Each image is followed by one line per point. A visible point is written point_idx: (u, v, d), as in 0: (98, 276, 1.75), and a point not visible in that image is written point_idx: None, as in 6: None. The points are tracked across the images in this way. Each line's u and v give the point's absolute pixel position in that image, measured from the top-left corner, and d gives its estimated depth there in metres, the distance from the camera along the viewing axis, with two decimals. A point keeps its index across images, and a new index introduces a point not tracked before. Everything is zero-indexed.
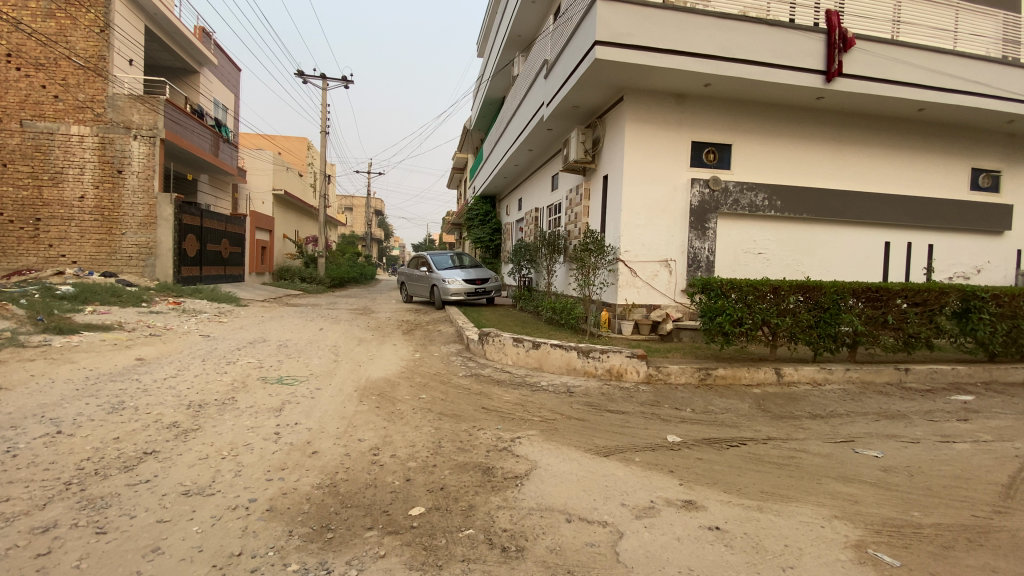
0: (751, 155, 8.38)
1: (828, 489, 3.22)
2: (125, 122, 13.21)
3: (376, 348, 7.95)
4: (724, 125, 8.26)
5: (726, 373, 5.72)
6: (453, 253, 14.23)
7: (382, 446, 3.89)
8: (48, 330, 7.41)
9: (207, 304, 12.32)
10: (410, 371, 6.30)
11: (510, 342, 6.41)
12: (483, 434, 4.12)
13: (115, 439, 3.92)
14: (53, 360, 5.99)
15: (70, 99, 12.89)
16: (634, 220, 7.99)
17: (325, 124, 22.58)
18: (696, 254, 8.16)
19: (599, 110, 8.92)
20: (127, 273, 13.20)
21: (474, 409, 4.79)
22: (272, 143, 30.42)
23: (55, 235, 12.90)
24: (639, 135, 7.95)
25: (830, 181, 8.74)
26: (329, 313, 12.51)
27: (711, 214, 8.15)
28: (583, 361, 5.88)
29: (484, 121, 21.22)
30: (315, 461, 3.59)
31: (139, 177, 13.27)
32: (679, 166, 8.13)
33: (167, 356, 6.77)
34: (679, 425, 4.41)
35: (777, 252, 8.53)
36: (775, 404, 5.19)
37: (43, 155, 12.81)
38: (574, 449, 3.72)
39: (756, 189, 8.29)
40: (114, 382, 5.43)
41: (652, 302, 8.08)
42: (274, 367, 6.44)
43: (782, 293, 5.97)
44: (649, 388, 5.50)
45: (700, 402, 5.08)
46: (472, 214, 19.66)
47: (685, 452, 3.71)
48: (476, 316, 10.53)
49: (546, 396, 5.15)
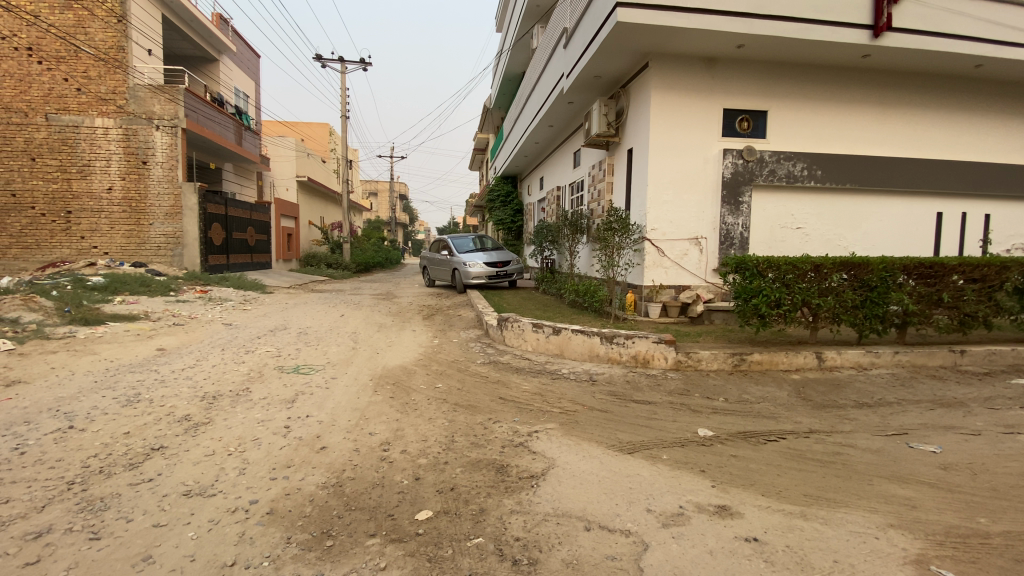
0: (789, 122, 7.78)
1: (881, 492, 2.85)
2: (147, 113, 13.31)
3: (395, 334, 7.83)
4: (759, 90, 7.67)
5: (762, 358, 5.34)
6: (474, 236, 13.98)
7: (393, 440, 3.70)
8: (75, 321, 7.53)
9: (232, 292, 12.45)
10: (428, 359, 6.12)
11: (530, 327, 6.15)
12: (499, 427, 3.89)
13: (125, 434, 3.86)
14: (76, 352, 6.05)
15: (92, 92, 13.03)
16: (661, 195, 7.54)
17: (344, 108, 22.45)
18: (729, 231, 7.67)
19: (622, 80, 8.42)
20: (156, 263, 13.46)
21: (491, 399, 4.57)
22: (294, 130, 30.60)
23: (86, 227, 13.20)
24: (666, 104, 7.45)
25: (875, 148, 8.07)
26: (352, 299, 12.49)
27: (744, 186, 7.62)
28: (607, 348, 5.57)
29: (503, 99, 20.69)
30: (322, 458, 3.42)
31: (163, 168, 13.44)
32: (709, 136, 7.61)
33: (188, 345, 6.79)
34: (711, 417, 4.09)
35: (817, 227, 7.97)
36: (816, 391, 4.80)
37: (70, 148, 13.03)
38: (596, 446, 3.45)
39: (794, 158, 7.71)
40: (132, 373, 5.43)
41: (681, 283, 7.67)
42: (291, 356, 6.35)
43: (825, 271, 5.50)
44: (678, 375, 5.17)
45: (734, 391, 4.74)
46: (494, 195, 19.32)
47: (718, 449, 3.41)
48: (498, 300, 10.30)
49: (568, 385, 4.89)
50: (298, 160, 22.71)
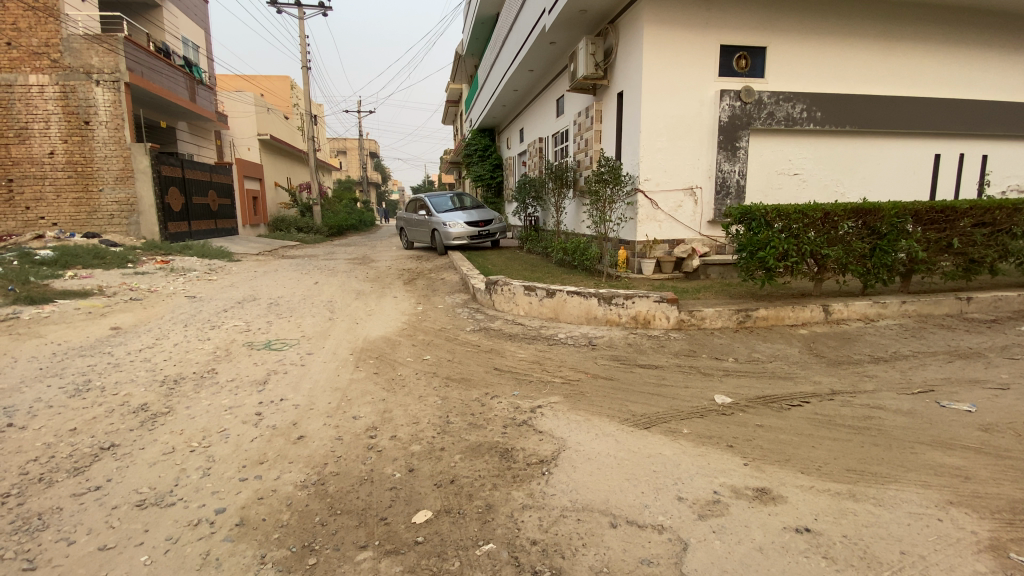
0: (789, 60, 7.25)
1: (926, 462, 2.60)
2: (84, 67, 11.92)
3: (375, 301, 7.33)
4: (758, 24, 7.08)
5: (768, 314, 5.03)
6: (452, 194, 13.29)
7: (380, 424, 3.28)
8: (17, 300, 6.78)
9: (197, 262, 11.64)
10: (412, 328, 5.68)
11: (521, 291, 5.73)
12: (497, 402, 3.50)
13: (70, 431, 3.35)
14: (18, 336, 5.40)
15: (23, 45, 11.63)
16: (655, 142, 7.03)
17: (305, 59, 20.86)
18: (725, 179, 7.23)
19: (611, 15, 7.71)
20: (111, 232, 12.45)
21: (485, 371, 4.18)
22: (253, 84, 28.58)
23: (30, 196, 12.05)
24: (660, 41, 6.83)
25: (876, 87, 7.63)
26: (327, 265, 11.83)
27: (742, 131, 7.15)
28: (605, 309, 5.19)
29: (476, 45, 19.42)
30: (299, 450, 3.00)
31: (109, 128, 12.20)
32: (706, 76, 7.05)
33: (146, 323, 6.18)
34: (725, 380, 3.78)
35: (814, 173, 7.59)
36: (828, 347, 4.55)
37: (5, 110, 11.78)
38: (607, 420, 3.09)
39: (793, 99, 7.24)
40: (82, 358, 4.84)
41: (675, 237, 7.28)
42: (262, 330, 5.82)
43: (835, 218, 5.12)
44: (682, 336, 4.84)
45: (743, 350, 4.45)
46: (471, 149, 18.41)
47: (741, 418, 3.10)
48: (481, 261, 9.80)
49: (567, 352, 4.53)
50: (258, 117, 21.20)
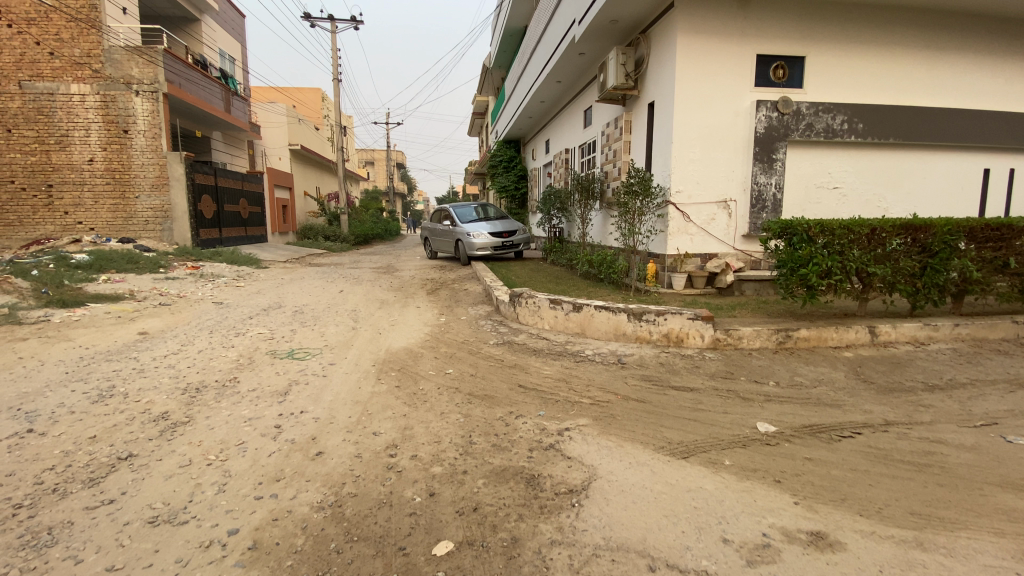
0: (828, 69, 6.98)
1: (1001, 507, 2.33)
2: (125, 77, 12.35)
3: (397, 311, 7.27)
4: (796, 32, 6.85)
5: (809, 335, 4.75)
6: (477, 205, 13.26)
7: (400, 442, 3.15)
8: (52, 303, 6.94)
9: (226, 268, 11.84)
10: (435, 339, 5.57)
11: (546, 304, 5.57)
12: (522, 423, 3.34)
13: (90, 439, 3.32)
14: (48, 339, 5.49)
15: (67, 56, 12.06)
16: (687, 153, 6.82)
17: (336, 71, 21.32)
18: (761, 192, 6.98)
19: (642, 25, 7.58)
20: (145, 238, 12.80)
21: (509, 388, 4.02)
22: (285, 95, 29.37)
23: (70, 202, 12.45)
24: (693, 50, 6.66)
25: (921, 97, 7.29)
26: (351, 273, 11.90)
27: (779, 142, 6.90)
28: (635, 326, 4.98)
29: (504, 57, 19.54)
30: (317, 467, 2.89)
31: (146, 137, 12.59)
32: (741, 86, 6.84)
33: (173, 328, 6.23)
34: (766, 406, 3.53)
35: (855, 186, 7.26)
36: (876, 372, 4.25)
37: (47, 118, 12.16)
38: (640, 447, 2.89)
39: (833, 110, 6.96)
40: (108, 363, 4.88)
41: (707, 251, 7.03)
42: (285, 338, 5.79)
43: (882, 234, 4.82)
44: (717, 356, 4.60)
45: (784, 372, 4.19)
46: (496, 160, 18.44)
47: (787, 450, 2.87)
48: (505, 272, 9.68)
49: (594, 370, 4.34)
50: (290, 128, 21.69)
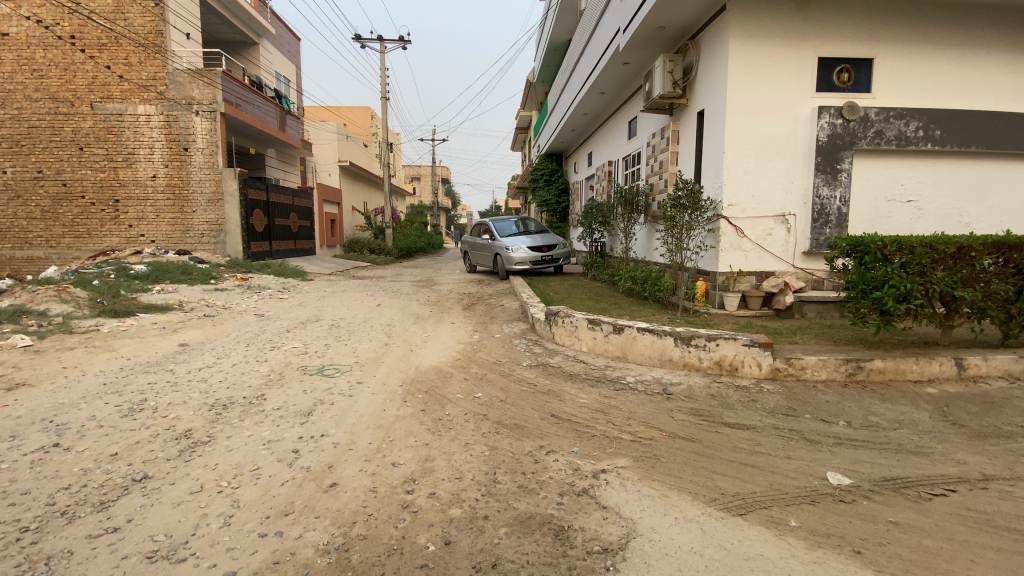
0: (900, 72, 6.36)
1: None
2: (186, 98, 13.05)
3: (432, 327, 7.11)
4: (863, 33, 6.29)
5: (885, 366, 4.18)
6: (517, 218, 13.08)
7: (419, 476, 2.89)
8: (104, 313, 7.21)
9: (273, 280, 12.14)
10: (467, 358, 5.34)
11: (584, 324, 5.25)
12: (553, 461, 3.01)
13: (110, 457, 3.25)
14: (94, 349, 5.64)
15: (134, 79, 12.87)
16: (740, 163, 6.36)
17: (384, 89, 21.92)
18: (823, 206, 6.40)
19: (691, 31, 7.21)
20: (200, 250, 13.37)
21: (541, 417, 3.70)
22: (337, 114, 30.56)
23: (133, 215, 13.18)
24: (747, 55, 6.23)
25: (1009, 101, 6.53)
26: (390, 286, 11.94)
27: (844, 151, 6.31)
28: (683, 351, 4.56)
29: (547, 71, 19.49)
30: (328, 502, 2.67)
31: (204, 154, 13.22)
32: (801, 91, 6.33)
33: (211, 340, 6.31)
34: (837, 453, 3.05)
35: (932, 199, 6.54)
36: (967, 412, 3.63)
37: (115, 137, 12.96)
38: (687, 498, 2.51)
39: (907, 116, 6.31)
40: (144, 375, 4.91)
41: (763, 269, 6.51)
42: (317, 354, 5.71)
43: (975, 252, 4.17)
44: (777, 388, 4.12)
45: (856, 411, 3.67)
46: (538, 174, 18.26)
47: (867, 510, 2.40)
48: (543, 287, 9.39)
49: (636, 400, 3.96)
50: (339, 144, 22.40)
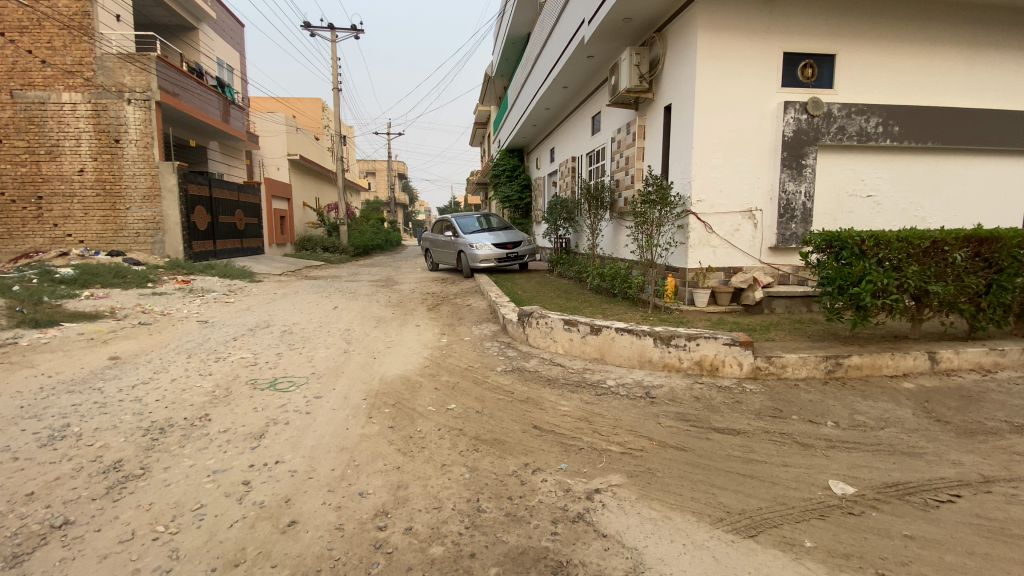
0: (861, 69, 6.46)
1: None
2: (117, 85, 11.91)
3: (396, 330, 6.71)
4: (825, 29, 6.34)
5: (862, 362, 4.16)
6: (479, 214, 12.74)
7: (392, 508, 2.57)
8: (22, 323, 6.37)
9: (219, 282, 11.28)
10: (436, 365, 4.99)
11: (560, 326, 5.01)
12: (541, 481, 2.74)
13: (21, 499, 2.73)
14: (8, 366, 4.92)
15: (58, 64, 11.64)
16: (709, 158, 6.29)
17: (336, 80, 20.99)
18: (790, 200, 6.43)
19: (657, 23, 7.09)
20: (135, 251, 12.28)
21: (522, 430, 3.42)
22: (286, 106, 29.15)
23: (59, 213, 11.95)
24: (715, 49, 6.16)
25: (959, 100, 6.76)
26: (347, 287, 11.34)
27: (809, 147, 6.36)
28: (663, 352, 4.40)
29: (506, 65, 19.20)
30: (287, 546, 2.30)
31: (137, 146, 12.12)
32: (767, 86, 6.32)
33: (149, 351, 5.67)
34: (833, 457, 2.94)
35: (889, 194, 6.70)
36: (947, 408, 3.62)
37: (38, 128, 11.73)
38: (693, 520, 2.31)
39: (867, 112, 6.42)
40: (68, 395, 4.29)
41: (731, 265, 6.49)
42: (270, 364, 5.20)
43: (945, 247, 4.20)
44: (760, 388, 4.02)
45: (842, 409, 3.61)
46: (499, 170, 17.97)
47: (879, 523, 2.27)
48: (511, 286, 9.12)
49: (621, 406, 3.76)
50: (289, 137, 21.30)
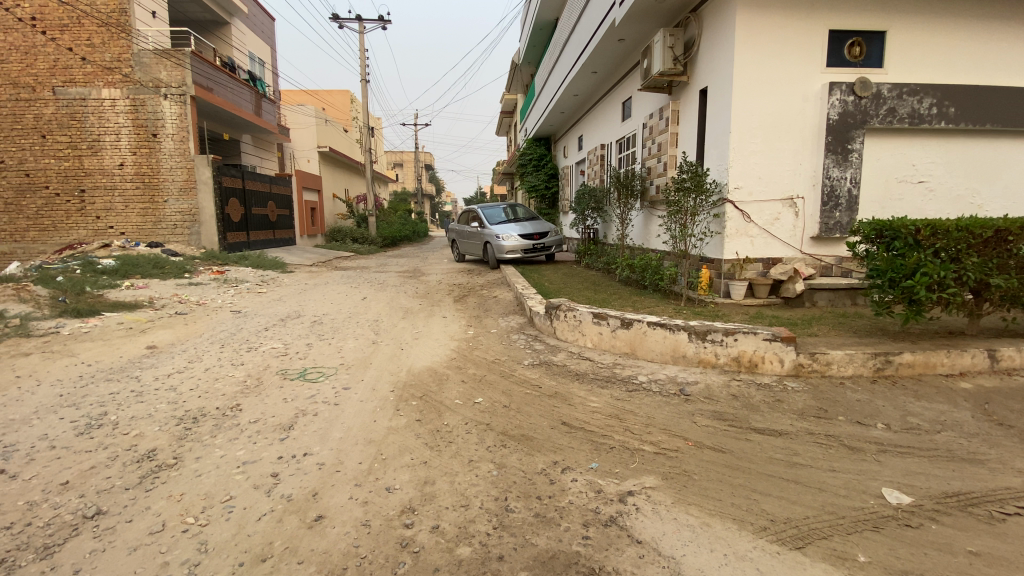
0: (913, 46, 6.03)
1: None
2: (154, 81, 12.23)
3: (422, 321, 6.69)
4: (875, 4, 5.94)
5: (914, 360, 3.90)
6: (506, 205, 12.62)
7: (419, 505, 2.51)
8: (66, 313, 6.62)
9: (251, 273, 11.52)
10: (463, 357, 4.94)
11: (589, 319, 4.88)
12: (571, 481, 2.65)
13: (60, 487, 2.80)
14: (52, 355, 5.10)
15: (98, 61, 12.01)
16: (748, 143, 6.00)
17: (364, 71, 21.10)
18: (834, 187, 6.08)
19: (692, 3, 6.78)
20: (173, 242, 12.67)
21: (551, 426, 3.33)
22: (315, 98, 29.51)
23: (101, 206, 12.42)
24: (754, 28, 5.84)
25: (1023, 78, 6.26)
26: (375, 277, 11.42)
27: (856, 130, 5.99)
28: (698, 347, 4.23)
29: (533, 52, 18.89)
30: (313, 542, 2.27)
31: (174, 140, 12.45)
32: (811, 67, 5.97)
33: (184, 341, 5.81)
34: (885, 462, 2.75)
35: (943, 180, 6.27)
36: (1011, 410, 3.35)
37: (80, 123, 12.17)
38: (734, 528, 2.18)
39: (920, 92, 6.01)
40: (107, 384, 4.42)
41: (770, 255, 6.20)
42: (299, 355, 5.25)
43: (1011, 237, 3.87)
44: (802, 386, 3.82)
45: (893, 410, 3.39)
46: (526, 159, 17.77)
47: (940, 537, 2.09)
48: (538, 277, 8.99)
49: (653, 403, 3.62)
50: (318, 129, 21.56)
